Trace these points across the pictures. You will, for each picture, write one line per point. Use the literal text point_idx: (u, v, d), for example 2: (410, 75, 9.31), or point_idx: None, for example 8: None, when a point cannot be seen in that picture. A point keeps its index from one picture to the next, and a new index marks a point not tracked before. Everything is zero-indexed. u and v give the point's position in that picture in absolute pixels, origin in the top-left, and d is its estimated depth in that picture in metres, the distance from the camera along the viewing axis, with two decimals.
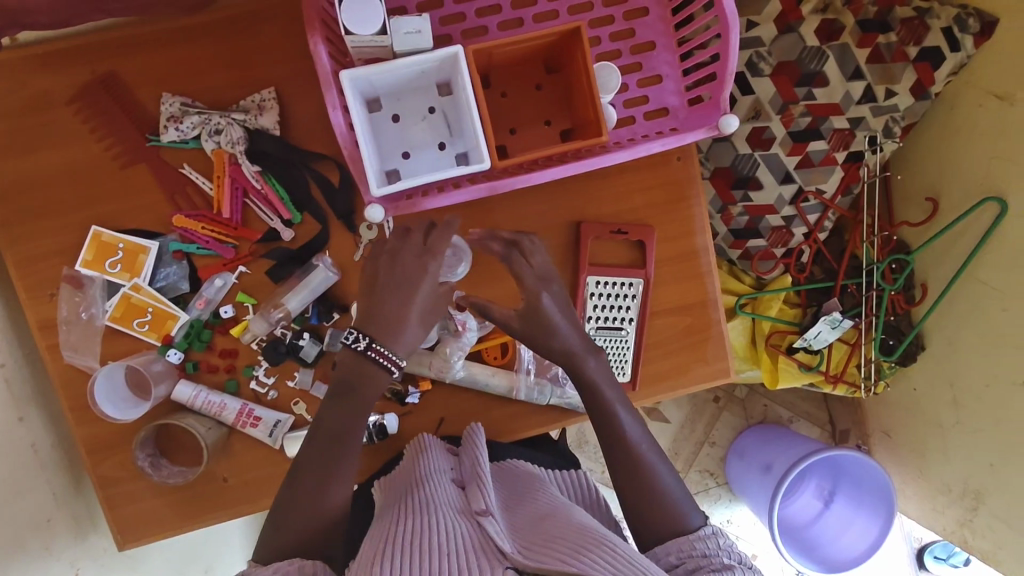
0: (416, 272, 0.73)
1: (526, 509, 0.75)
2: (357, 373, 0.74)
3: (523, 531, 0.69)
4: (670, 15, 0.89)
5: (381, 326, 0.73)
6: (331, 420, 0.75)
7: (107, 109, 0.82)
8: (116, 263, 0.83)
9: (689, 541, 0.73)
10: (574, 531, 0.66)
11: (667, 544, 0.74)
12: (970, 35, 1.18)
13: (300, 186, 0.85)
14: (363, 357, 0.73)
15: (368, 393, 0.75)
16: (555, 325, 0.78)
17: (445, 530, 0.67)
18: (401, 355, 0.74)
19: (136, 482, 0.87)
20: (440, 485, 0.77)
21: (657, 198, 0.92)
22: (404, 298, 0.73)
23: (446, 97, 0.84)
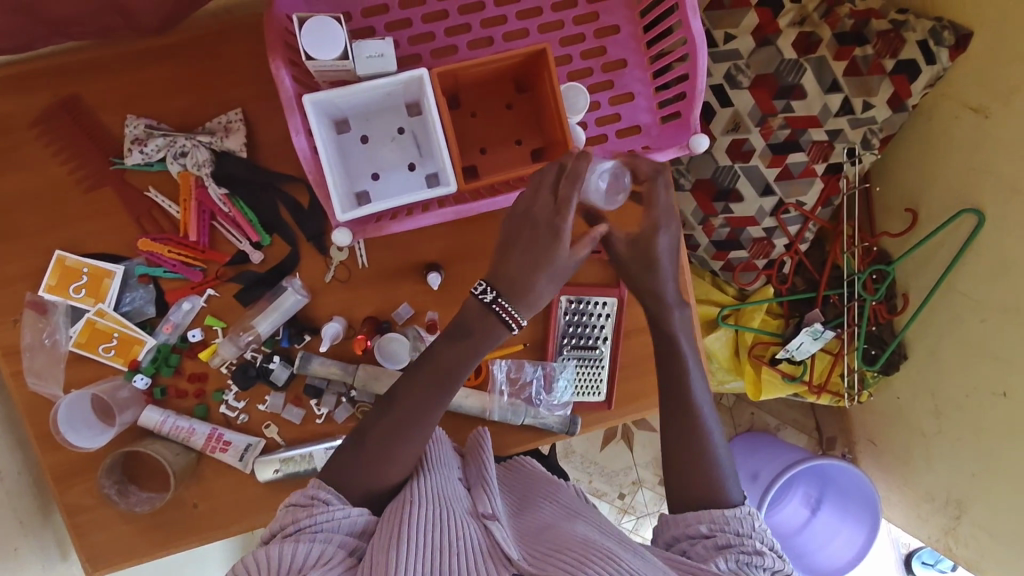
0: (548, 233, 0.67)
1: (529, 515, 0.75)
2: (479, 323, 0.71)
3: (529, 538, 0.69)
4: (642, 33, 0.88)
5: (515, 281, 0.68)
6: (442, 361, 0.72)
7: (70, 132, 0.80)
8: (81, 288, 0.82)
9: (724, 515, 0.73)
10: (580, 541, 0.67)
11: (699, 513, 0.74)
12: (946, 48, 1.16)
13: (268, 208, 0.84)
14: (489, 311, 0.69)
15: (483, 343, 0.72)
16: (661, 263, 0.77)
17: (453, 530, 0.67)
18: (525, 314, 0.70)
19: (104, 509, 0.86)
20: (446, 481, 0.75)
21: (631, 216, 0.92)
22: (530, 264, 0.68)
23: (415, 117, 0.83)
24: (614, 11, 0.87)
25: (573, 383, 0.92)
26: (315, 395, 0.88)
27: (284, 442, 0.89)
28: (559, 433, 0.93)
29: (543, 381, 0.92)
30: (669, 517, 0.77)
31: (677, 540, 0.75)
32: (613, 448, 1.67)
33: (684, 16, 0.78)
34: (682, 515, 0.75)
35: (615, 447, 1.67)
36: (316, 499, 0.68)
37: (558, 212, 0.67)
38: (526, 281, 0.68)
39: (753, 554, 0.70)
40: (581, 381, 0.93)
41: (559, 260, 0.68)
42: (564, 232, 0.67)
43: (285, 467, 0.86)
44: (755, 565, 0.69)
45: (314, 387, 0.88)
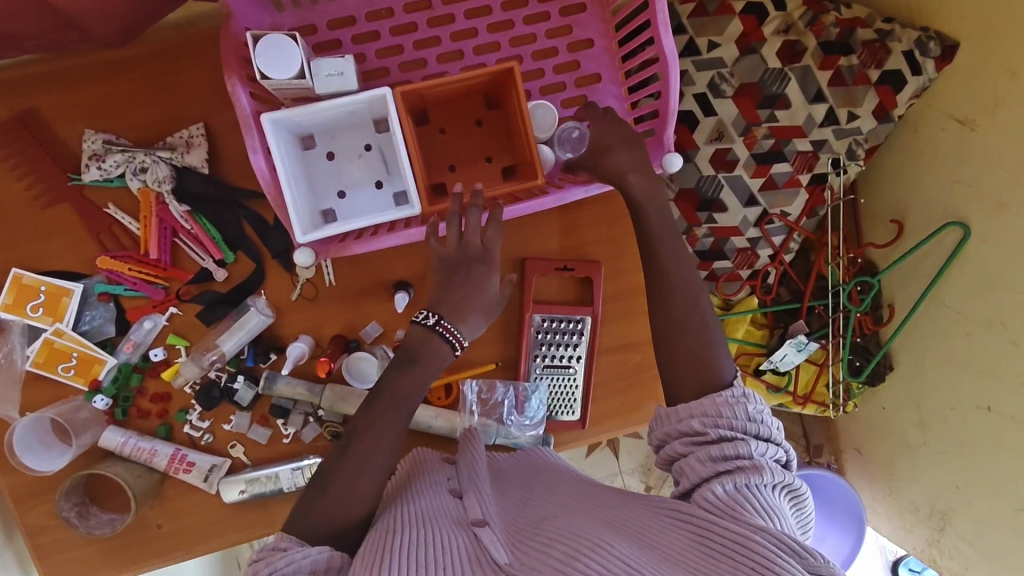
0: (482, 274, 0.73)
1: (525, 508, 0.70)
2: (422, 348, 0.72)
3: (522, 535, 0.64)
4: (616, 47, 0.86)
5: (454, 307, 0.72)
6: (388, 389, 0.72)
7: (26, 147, 0.78)
8: (38, 307, 0.80)
9: (716, 405, 0.71)
10: (573, 534, 0.62)
11: (691, 407, 0.72)
12: (932, 59, 1.14)
13: (232, 225, 0.82)
14: (431, 333, 0.72)
15: (430, 369, 0.73)
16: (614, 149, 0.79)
17: (438, 542, 0.62)
18: (466, 336, 0.74)
19: (64, 530, 0.84)
20: (434, 497, 0.70)
21: (605, 232, 0.90)
22: (467, 294, 0.73)
23: (382, 133, 0.81)
24: (587, 24, 0.85)
25: (546, 402, 0.90)
26: (282, 415, 0.86)
27: (251, 462, 0.87)
28: None
29: (515, 402, 0.90)
30: (664, 412, 0.75)
31: (671, 436, 0.74)
32: (597, 455, 1.65)
33: (656, 33, 0.76)
34: (676, 409, 0.74)
35: (599, 455, 1.65)
36: (276, 548, 0.64)
37: (486, 253, 0.73)
38: (466, 310, 0.73)
39: (750, 470, 0.66)
40: (554, 400, 0.90)
41: (490, 295, 0.74)
42: (492, 268, 0.73)
43: (251, 488, 0.84)
44: (755, 485, 0.65)
45: (280, 407, 0.86)
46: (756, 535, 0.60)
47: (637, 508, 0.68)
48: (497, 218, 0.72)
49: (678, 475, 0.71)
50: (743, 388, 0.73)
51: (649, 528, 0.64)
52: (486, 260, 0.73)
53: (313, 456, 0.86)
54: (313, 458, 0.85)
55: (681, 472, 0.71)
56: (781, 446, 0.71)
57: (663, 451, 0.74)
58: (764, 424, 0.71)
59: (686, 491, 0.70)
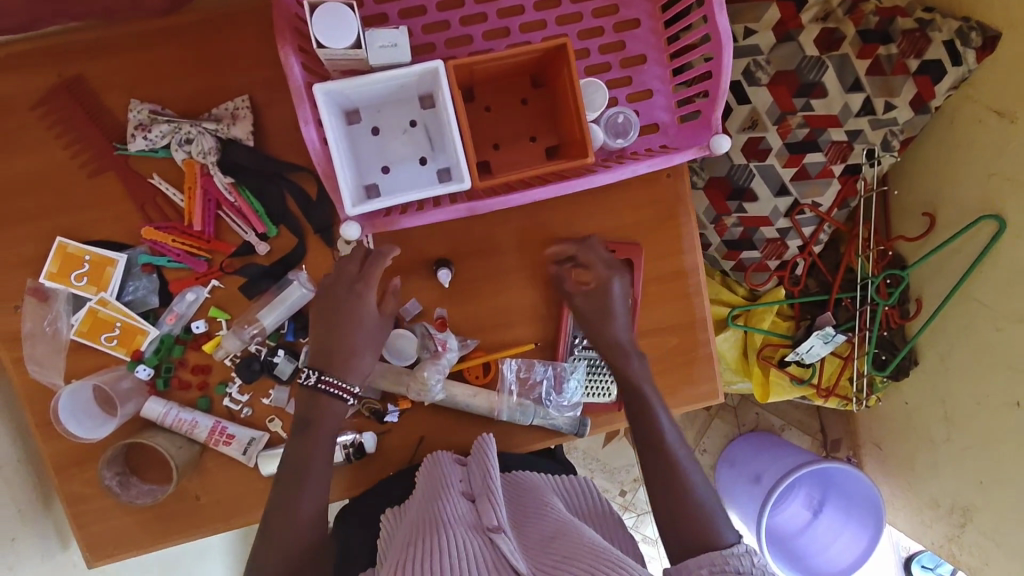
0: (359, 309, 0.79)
1: (537, 526, 0.73)
2: (313, 409, 0.79)
3: (538, 553, 0.67)
4: (662, 28, 0.85)
5: (331, 360, 0.79)
6: (293, 457, 0.78)
7: (73, 115, 0.78)
8: (82, 276, 0.80)
9: (722, 555, 0.67)
10: (587, 550, 0.65)
11: (699, 559, 0.68)
12: (973, 49, 1.13)
13: (276, 198, 0.82)
14: (315, 391, 0.78)
15: (325, 424, 0.79)
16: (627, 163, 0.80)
17: (456, 545, 0.65)
18: (354, 382, 0.80)
19: (105, 499, 0.85)
20: (450, 498, 0.74)
21: (645, 215, 0.90)
22: (345, 331, 0.79)
23: (427, 109, 0.81)
24: (634, 4, 0.84)
25: (583, 383, 0.90)
26: None
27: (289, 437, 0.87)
28: (567, 435, 0.91)
29: (553, 382, 0.90)
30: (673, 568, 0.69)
31: None
32: (616, 444, 1.66)
33: (710, 12, 0.75)
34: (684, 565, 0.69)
35: (618, 444, 1.66)
36: None
37: (358, 275, 0.80)
38: (348, 355, 0.79)
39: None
40: (591, 381, 0.91)
41: (368, 324, 0.80)
42: (366, 290, 0.80)
43: None
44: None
45: None
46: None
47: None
48: (372, 255, 0.80)
49: None
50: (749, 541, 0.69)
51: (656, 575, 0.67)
52: (360, 288, 0.80)
53: (351, 432, 0.87)
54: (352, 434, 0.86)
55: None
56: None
57: None
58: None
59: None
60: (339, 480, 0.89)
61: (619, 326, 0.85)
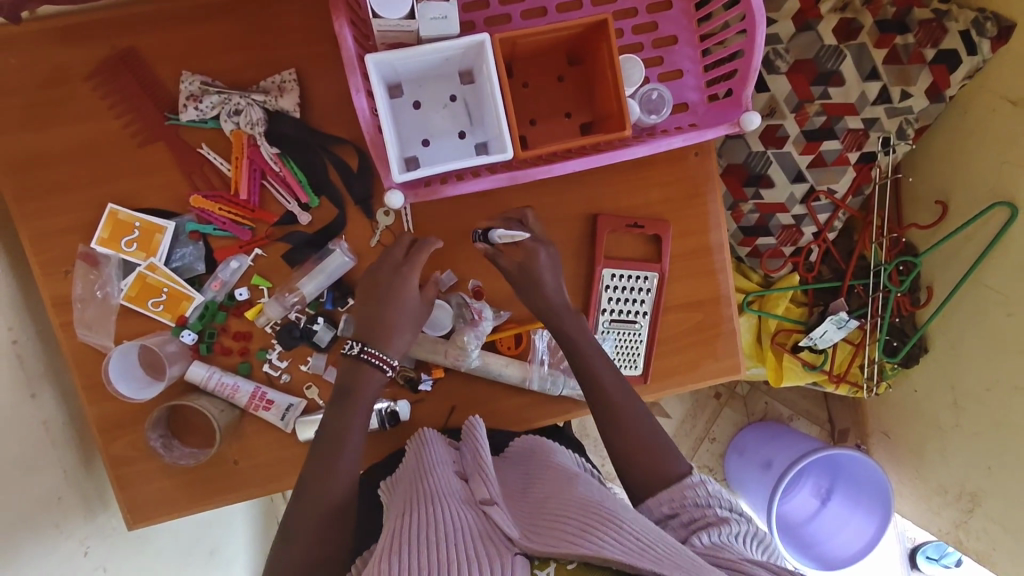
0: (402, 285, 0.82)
1: (531, 490, 0.73)
2: (354, 377, 0.81)
3: (531, 513, 0.67)
4: (693, 10, 0.88)
5: (374, 333, 0.81)
6: (329, 426, 0.79)
7: (126, 85, 0.81)
8: (132, 242, 0.83)
9: (682, 492, 0.75)
10: (579, 508, 0.64)
11: (660, 496, 0.76)
12: (988, 39, 1.17)
13: (319, 170, 0.85)
14: (358, 360, 0.81)
15: (365, 393, 0.81)
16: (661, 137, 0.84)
17: (448, 518, 0.65)
18: (394, 356, 0.82)
19: (147, 461, 0.87)
20: (441, 475, 0.74)
21: (673, 193, 0.93)
22: (389, 308, 0.82)
23: (467, 85, 0.84)
24: None
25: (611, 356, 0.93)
26: None
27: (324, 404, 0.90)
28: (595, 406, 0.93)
29: None
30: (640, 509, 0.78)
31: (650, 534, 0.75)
32: None
33: None
34: (647, 508, 0.76)
35: None
36: None
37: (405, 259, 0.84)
38: (390, 330, 0.82)
39: (717, 523, 0.69)
40: (619, 353, 0.93)
41: (409, 303, 0.82)
42: (412, 273, 0.83)
43: None
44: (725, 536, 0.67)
45: None
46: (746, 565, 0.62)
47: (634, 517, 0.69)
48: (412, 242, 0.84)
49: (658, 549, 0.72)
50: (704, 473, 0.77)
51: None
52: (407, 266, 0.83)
53: (385, 399, 0.89)
54: (386, 401, 0.88)
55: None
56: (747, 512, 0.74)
57: None
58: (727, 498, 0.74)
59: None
60: (373, 448, 0.91)
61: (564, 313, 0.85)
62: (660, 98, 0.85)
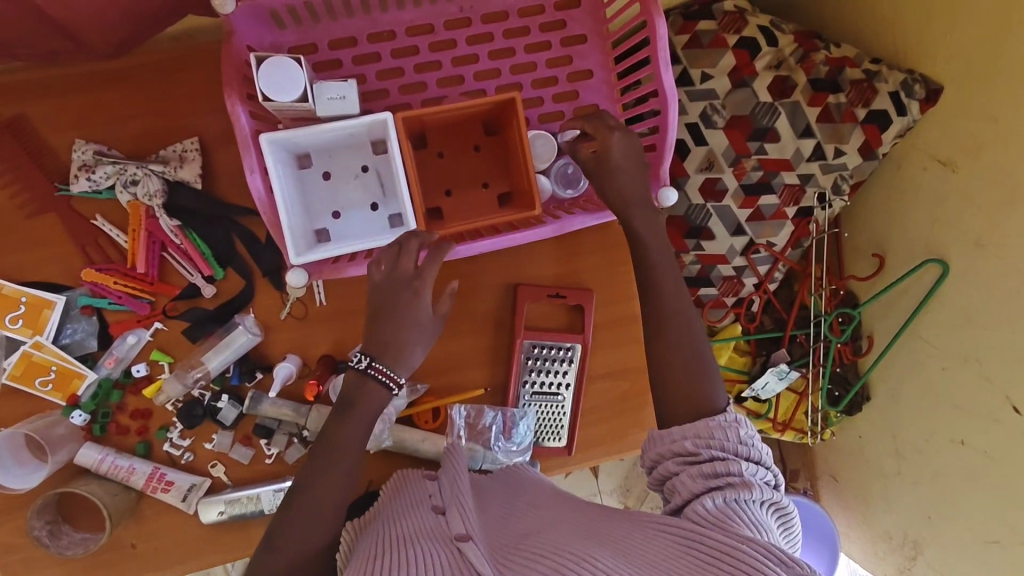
0: (410, 297, 0.71)
1: (511, 520, 0.69)
2: (357, 393, 0.71)
3: (506, 551, 0.63)
4: (614, 79, 0.87)
5: (385, 347, 0.70)
6: (329, 437, 0.71)
7: (13, 155, 0.76)
8: (17, 318, 0.78)
9: (708, 427, 0.72)
10: (555, 551, 0.60)
11: (684, 428, 0.73)
12: (917, 100, 1.15)
13: (223, 241, 0.81)
14: (364, 376, 0.70)
15: (367, 413, 0.71)
16: (617, 167, 0.77)
17: (419, 560, 0.60)
18: (402, 373, 0.72)
19: (33, 549, 0.81)
20: (414, 513, 0.69)
21: (597, 261, 0.91)
22: (398, 323, 0.70)
23: (380, 155, 0.81)
24: (586, 56, 0.86)
25: (533, 429, 0.90)
26: (265, 435, 0.85)
27: (231, 482, 0.85)
28: None
29: (503, 427, 0.89)
30: (658, 433, 0.76)
31: (664, 457, 0.74)
32: (577, 475, 1.68)
33: (656, 70, 0.77)
34: (669, 431, 0.74)
35: (578, 476, 1.68)
36: None
37: (418, 273, 0.71)
38: (402, 347, 0.71)
39: (740, 486, 0.67)
40: (541, 426, 0.90)
41: (421, 319, 0.72)
42: (424, 289, 0.71)
43: (230, 509, 0.82)
44: (744, 500, 0.66)
45: (264, 427, 0.84)
46: (745, 546, 0.59)
47: (621, 522, 0.67)
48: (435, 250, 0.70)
49: (670, 493, 0.72)
50: (734, 411, 0.74)
51: (636, 538, 0.63)
52: (417, 282, 0.71)
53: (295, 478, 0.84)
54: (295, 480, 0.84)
55: (673, 490, 0.71)
56: (770, 469, 0.72)
57: (656, 472, 0.75)
58: (754, 448, 0.72)
59: (677, 508, 0.70)
60: None
61: (626, 181, 0.77)
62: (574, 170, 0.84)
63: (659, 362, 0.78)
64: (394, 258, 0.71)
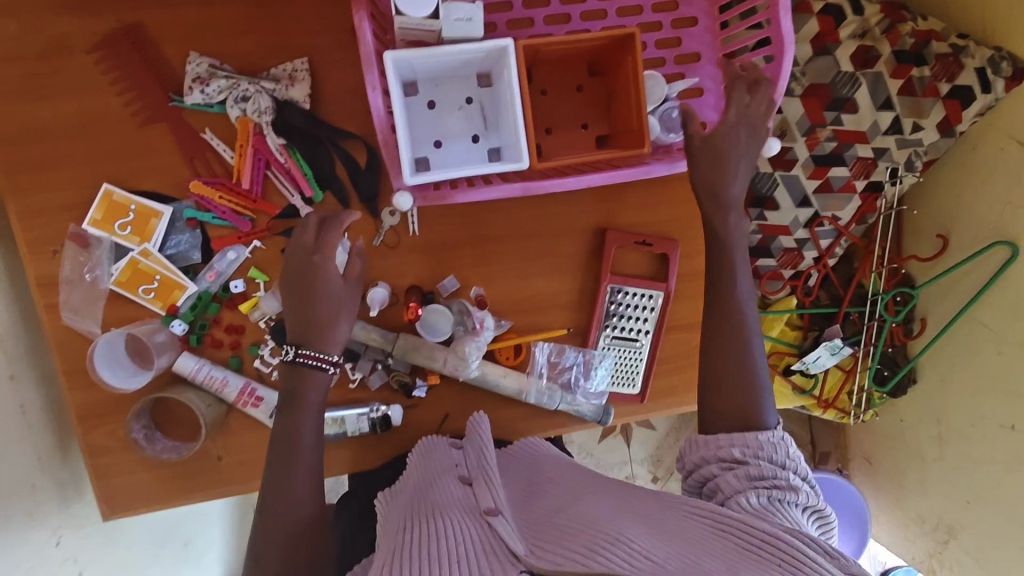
0: (316, 275, 0.73)
1: (536, 500, 0.70)
2: (295, 383, 0.74)
3: (536, 524, 0.64)
4: (718, 28, 0.87)
5: (307, 334, 0.74)
6: (280, 434, 0.73)
7: (130, 63, 0.78)
8: (127, 226, 0.80)
9: (757, 440, 0.72)
10: (587, 523, 0.61)
11: (731, 437, 0.73)
12: (1003, 78, 1.14)
13: (325, 163, 0.83)
14: (295, 366, 0.74)
15: (312, 395, 0.74)
16: (729, 161, 0.76)
17: (450, 534, 0.62)
18: (333, 351, 0.75)
19: (126, 453, 0.82)
20: (443, 485, 0.72)
21: (684, 212, 0.91)
22: (306, 305, 0.74)
23: (484, 88, 0.82)
24: (692, 2, 0.86)
25: (610, 374, 0.91)
26: (351, 359, 0.87)
27: None
28: (590, 422, 0.91)
29: (582, 368, 0.91)
30: (700, 438, 0.75)
31: (707, 460, 0.73)
32: (610, 441, 1.69)
33: (774, 15, 0.77)
34: (714, 437, 0.74)
35: (611, 442, 1.69)
36: None
37: (319, 244, 0.74)
38: (324, 326, 0.74)
39: (786, 490, 0.67)
40: (618, 371, 0.92)
41: (332, 288, 0.74)
42: (327, 257, 0.73)
43: None
44: (788, 502, 0.66)
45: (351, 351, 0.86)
46: (788, 537, 0.60)
47: (651, 502, 0.67)
48: (326, 219, 0.73)
49: (709, 495, 0.72)
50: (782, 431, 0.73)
51: (667, 520, 0.63)
52: (321, 249, 0.73)
53: (382, 404, 0.86)
54: (381, 406, 0.86)
55: (715, 491, 0.71)
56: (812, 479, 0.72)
57: (694, 476, 0.74)
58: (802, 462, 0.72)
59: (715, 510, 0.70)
60: (358, 453, 0.88)
61: (736, 180, 0.77)
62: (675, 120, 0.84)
63: (713, 342, 0.79)
64: (297, 237, 0.74)
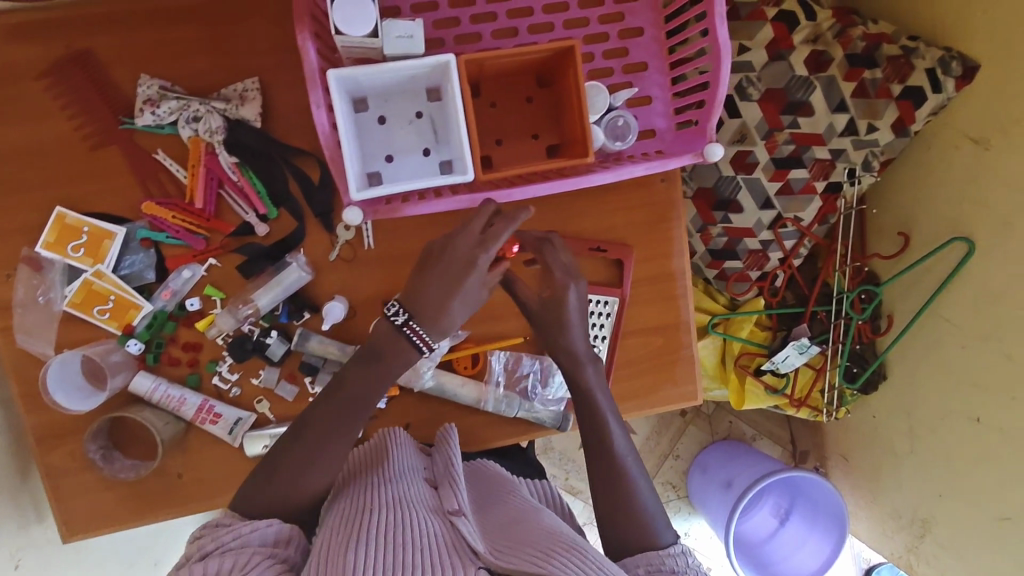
0: (467, 264, 0.70)
1: (496, 511, 0.73)
2: (388, 345, 0.73)
3: (497, 531, 0.67)
4: (665, 38, 0.89)
5: (425, 309, 0.71)
6: (351, 382, 0.74)
7: (80, 87, 0.78)
8: (79, 247, 0.80)
9: (659, 555, 0.72)
10: (545, 534, 0.65)
11: (636, 557, 0.73)
12: (953, 78, 1.16)
13: (278, 181, 0.83)
14: (399, 333, 0.72)
15: (394, 366, 0.74)
16: (570, 322, 0.78)
17: (413, 527, 0.65)
18: (436, 339, 0.73)
19: (83, 473, 0.82)
20: (410, 482, 0.74)
21: (638, 218, 0.93)
22: (445, 286, 0.70)
23: (434, 102, 0.83)
24: (639, 13, 0.88)
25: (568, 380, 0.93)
26: (310, 373, 0.86)
27: (275, 419, 0.86)
28: (550, 428, 0.92)
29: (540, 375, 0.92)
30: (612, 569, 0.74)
31: None
32: None
33: (711, 24, 0.78)
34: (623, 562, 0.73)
35: None
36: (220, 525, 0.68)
37: (482, 238, 0.71)
38: (439, 309, 0.71)
39: None
40: None
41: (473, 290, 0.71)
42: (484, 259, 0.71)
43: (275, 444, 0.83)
44: None
45: (310, 365, 0.86)
46: None
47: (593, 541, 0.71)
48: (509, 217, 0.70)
49: None
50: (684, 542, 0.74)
51: None
52: (484, 242, 0.71)
53: None
54: None
55: None
56: None
57: None
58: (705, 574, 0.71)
59: None
60: None
61: (575, 337, 0.79)
62: (626, 125, 0.86)
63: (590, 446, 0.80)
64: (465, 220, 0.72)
